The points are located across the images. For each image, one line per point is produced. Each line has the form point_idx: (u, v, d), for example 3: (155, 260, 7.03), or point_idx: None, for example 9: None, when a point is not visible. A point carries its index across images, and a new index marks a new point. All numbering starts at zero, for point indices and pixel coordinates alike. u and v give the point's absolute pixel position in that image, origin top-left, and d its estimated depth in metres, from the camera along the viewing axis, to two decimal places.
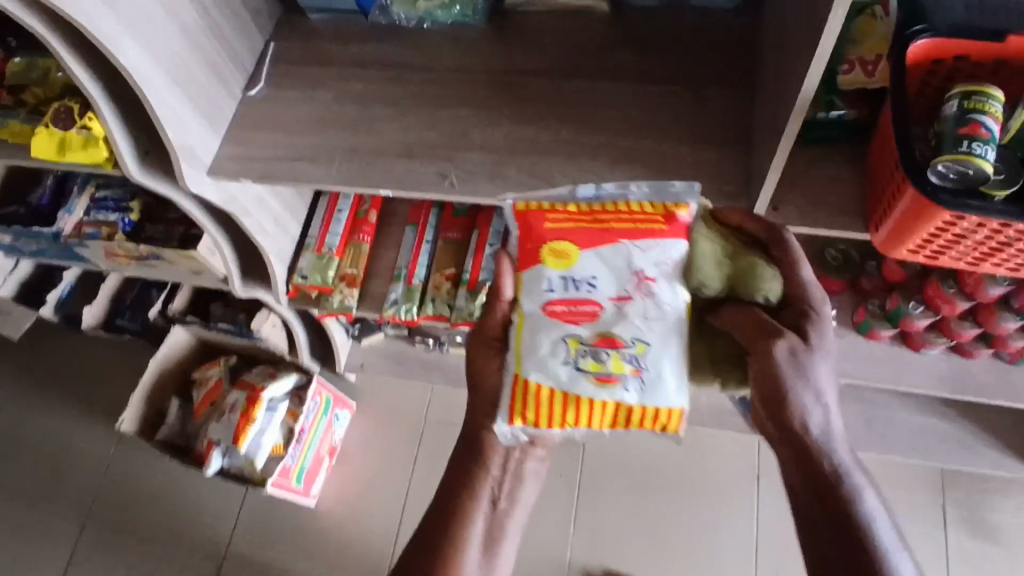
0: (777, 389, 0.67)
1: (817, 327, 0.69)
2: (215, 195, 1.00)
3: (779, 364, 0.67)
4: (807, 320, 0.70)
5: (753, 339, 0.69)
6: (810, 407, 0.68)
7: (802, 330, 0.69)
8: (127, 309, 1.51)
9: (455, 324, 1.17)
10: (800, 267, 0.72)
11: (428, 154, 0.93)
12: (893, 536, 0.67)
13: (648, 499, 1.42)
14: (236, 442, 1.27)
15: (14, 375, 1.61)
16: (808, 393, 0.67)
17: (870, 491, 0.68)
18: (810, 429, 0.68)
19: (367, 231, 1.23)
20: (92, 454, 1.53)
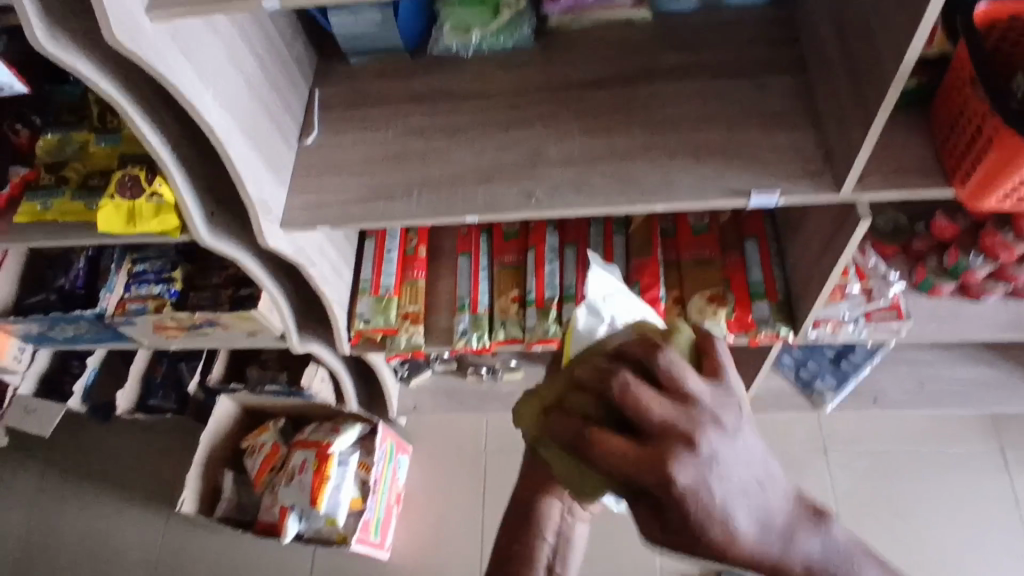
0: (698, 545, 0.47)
1: (719, 501, 0.46)
2: (287, 247, 0.98)
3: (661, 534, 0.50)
4: (715, 482, 0.47)
5: (672, 522, 0.47)
6: (785, 554, 0.47)
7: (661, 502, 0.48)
8: (158, 387, 1.44)
9: (531, 344, 1.17)
10: (646, 415, 0.48)
11: (508, 176, 0.94)
12: None
13: None
14: (314, 505, 1.22)
15: (47, 475, 1.53)
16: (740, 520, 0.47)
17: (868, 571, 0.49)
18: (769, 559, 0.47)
19: (419, 267, 1.22)
20: (145, 545, 1.45)
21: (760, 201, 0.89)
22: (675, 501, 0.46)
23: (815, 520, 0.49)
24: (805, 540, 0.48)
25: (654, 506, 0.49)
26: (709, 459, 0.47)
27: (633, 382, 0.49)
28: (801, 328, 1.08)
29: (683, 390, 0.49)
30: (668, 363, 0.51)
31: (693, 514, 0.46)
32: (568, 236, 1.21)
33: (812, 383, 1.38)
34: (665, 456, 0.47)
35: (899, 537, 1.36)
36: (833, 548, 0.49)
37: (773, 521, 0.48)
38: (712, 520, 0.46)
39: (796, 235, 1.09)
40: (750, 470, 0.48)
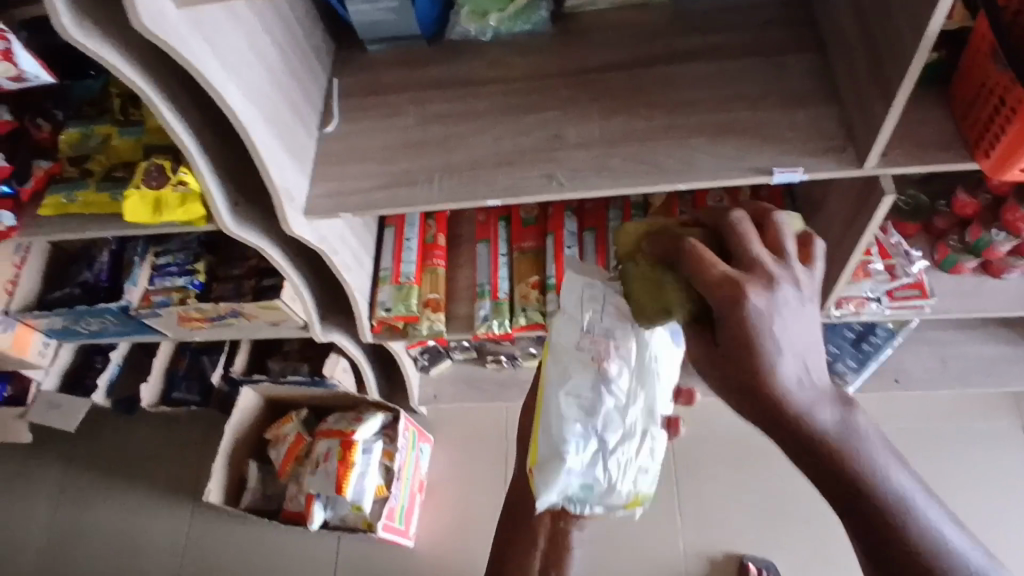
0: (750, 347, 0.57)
1: (770, 332, 0.57)
2: (310, 235, 0.99)
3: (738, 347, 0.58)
4: (774, 319, 0.57)
5: (732, 343, 0.58)
6: (812, 417, 0.56)
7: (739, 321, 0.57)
8: (182, 380, 1.45)
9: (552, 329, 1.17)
10: (709, 265, 0.59)
11: (529, 159, 0.94)
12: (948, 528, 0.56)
13: (747, 476, 1.46)
14: (340, 492, 1.23)
15: (73, 470, 1.54)
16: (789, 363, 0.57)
17: (896, 469, 0.57)
18: (803, 407, 0.56)
19: (439, 256, 1.23)
20: (172, 536, 1.47)
21: (782, 178, 0.88)
22: (740, 323, 0.57)
23: (835, 402, 0.58)
24: (822, 409, 0.57)
25: (727, 340, 0.58)
26: (783, 303, 0.57)
27: (743, 217, 0.62)
28: (824, 307, 1.08)
29: (778, 256, 0.60)
30: (758, 234, 0.61)
31: (752, 338, 0.57)
32: (586, 221, 1.21)
33: (835, 364, 1.36)
34: (738, 285, 0.57)
35: None
36: (841, 425, 0.57)
37: (801, 376, 0.57)
38: (763, 344, 0.57)
39: (817, 215, 1.08)
40: (801, 335, 0.58)
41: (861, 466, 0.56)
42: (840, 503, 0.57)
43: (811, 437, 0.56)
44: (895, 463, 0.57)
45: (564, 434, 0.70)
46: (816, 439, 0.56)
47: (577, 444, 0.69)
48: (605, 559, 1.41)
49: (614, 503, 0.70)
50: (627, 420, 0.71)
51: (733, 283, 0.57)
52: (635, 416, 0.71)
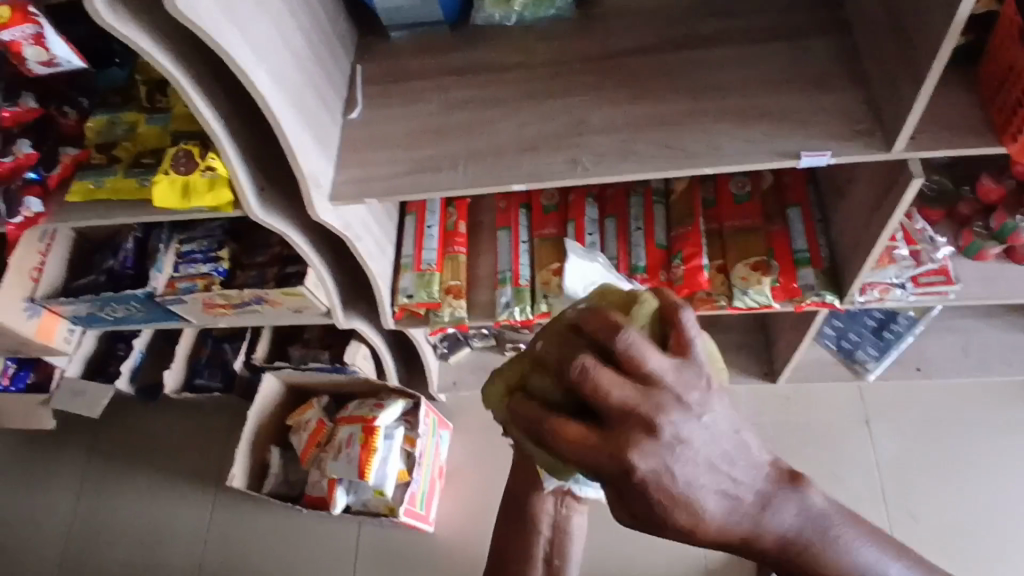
0: (668, 521, 0.44)
1: (682, 482, 0.43)
2: (335, 220, 1.00)
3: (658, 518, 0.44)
4: (678, 460, 0.43)
5: (643, 509, 0.45)
6: (771, 527, 0.44)
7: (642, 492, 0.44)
8: (204, 367, 1.48)
9: None
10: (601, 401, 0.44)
11: (553, 145, 0.94)
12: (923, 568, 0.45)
13: None
14: (363, 477, 1.25)
15: (97, 456, 1.57)
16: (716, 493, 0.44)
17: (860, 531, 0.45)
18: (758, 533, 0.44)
19: (460, 243, 1.23)
20: (195, 521, 1.49)
21: (810, 162, 0.88)
22: (638, 490, 0.44)
23: (784, 485, 0.45)
24: (780, 509, 0.44)
25: (627, 505, 0.46)
26: (672, 445, 0.43)
27: (595, 362, 0.45)
28: (848, 294, 1.08)
29: (647, 367, 0.44)
30: (629, 341, 0.45)
31: (666, 497, 0.43)
32: (607, 208, 1.21)
33: (855, 352, 1.38)
34: (624, 450, 0.43)
35: (944, 504, 1.35)
36: (812, 521, 0.45)
37: (742, 491, 0.44)
38: (677, 499, 0.43)
39: (842, 201, 1.08)
40: (725, 452, 0.44)
41: (837, 559, 0.44)
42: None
43: (774, 551, 0.45)
44: (852, 531, 0.45)
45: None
46: (783, 549, 0.45)
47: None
48: (623, 545, 1.42)
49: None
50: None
51: (621, 453, 0.43)
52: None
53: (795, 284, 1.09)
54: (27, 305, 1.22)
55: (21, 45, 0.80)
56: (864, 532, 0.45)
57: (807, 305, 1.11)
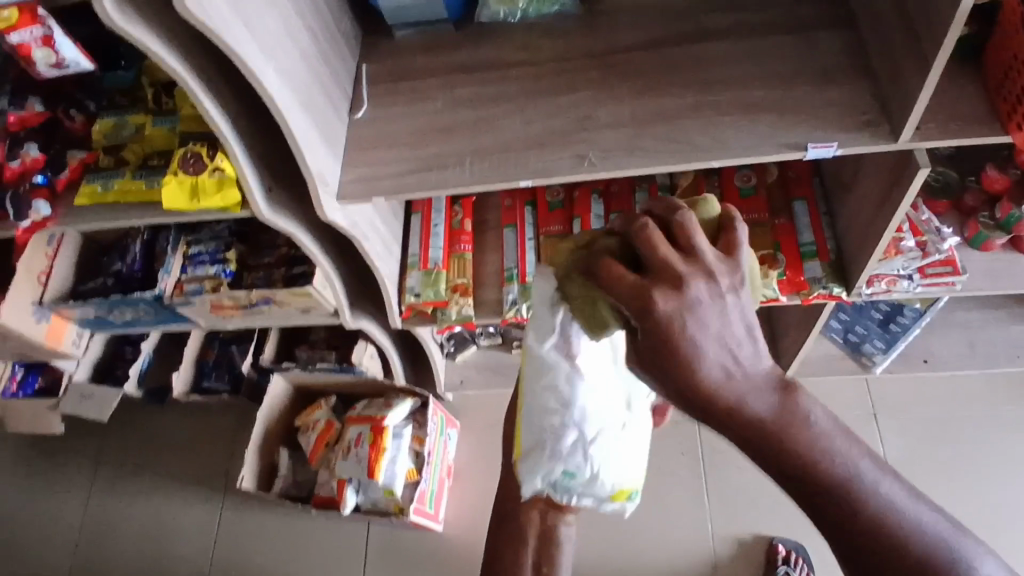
0: (671, 364, 0.48)
1: (696, 338, 0.47)
2: (342, 219, 1.00)
3: (662, 363, 0.49)
4: (696, 321, 0.48)
5: (651, 357, 0.49)
6: (748, 407, 0.48)
7: (652, 335, 0.48)
8: (212, 370, 1.47)
9: None
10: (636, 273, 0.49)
11: (560, 141, 0.94)
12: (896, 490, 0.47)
13: None
14: (373, 476, 1.25)
15: (105, 460, 1.57)
16: (714, 361, 0.48)
17: (841, 441, 0.47)
18: (739, 406, 0.48)
19: (466, 241, 1.23)
20: (204, 523, 1.49)
21: (816, 154, 0.88)
22: (658, 329, 0.48)
23: (769, 379, 0.48)
24: (757, 397, 0.48)
25: (642, 349, 0.50)
26: (699, 305, 0.48)
27: (653, 228, 0.51)
28: (854, 287, 1.08)
29: (694, 245, 0.50)
30: (690, 233, 0.51)
31: (675, 345, 0.48)
32: (612, 204, 1.21)
33: (862, 345, 1.38)
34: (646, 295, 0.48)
35: (952, 496, 1.35)
36: (786, 414, 0.48)
37: (733, 371, 0.48)
38: (687, 351, 0.47)
39: (848, 194, 1.08)
40: (729, 330, 0.48)
41: (811, 458, 0.47)
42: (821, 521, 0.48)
43: (749, 432, 0.48)
44: (835, 438, 0.47)
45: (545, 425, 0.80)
46: (760, 430, 0.48)
47: (552, 434, 0.79)
48: (632, 543, 1.42)
49: (599, 492, 0.80)
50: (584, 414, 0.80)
51: (645, 296, 0.48)
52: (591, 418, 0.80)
53: (802, 278, 1.09)
54: (34, 308, 1.22)
55: (31, 47, 0.80)
56: (840, 440, 0.47)
57: (813, 298, 1.11)
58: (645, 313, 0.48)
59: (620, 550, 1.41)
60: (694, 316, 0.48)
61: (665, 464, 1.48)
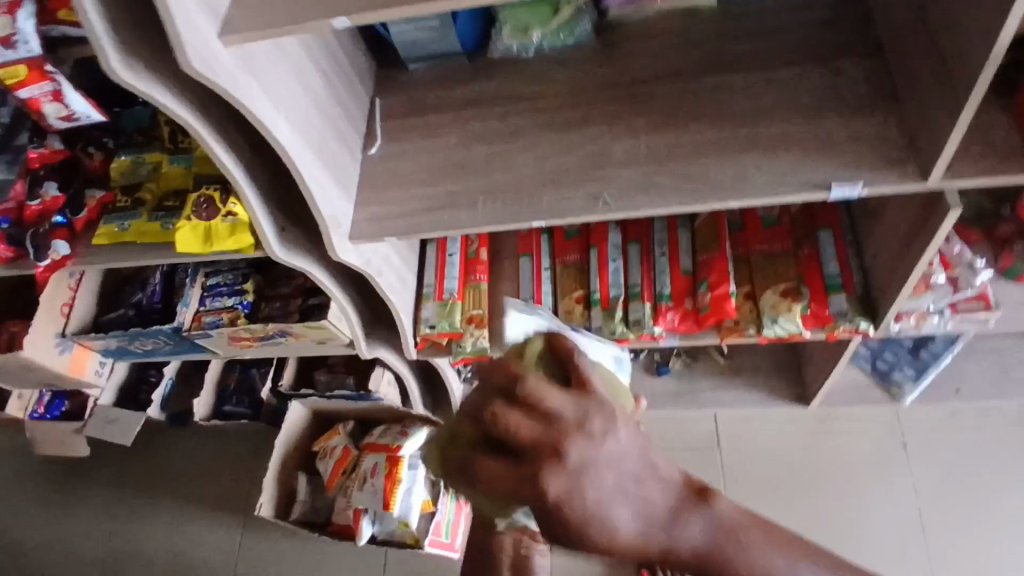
0: (583, 539, 0.43)
1: (598, 506, 0.42)
2: (356, 258, 1.00)
3: (575, 535, 0.43)
4: (590, 486, 0.42)
5: (564, 538, 0.43)
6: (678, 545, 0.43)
7: (559, 517, 0.42)
8: (232, 395, 1.48)
9: None
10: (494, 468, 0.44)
11: (574, 178, 0.92)
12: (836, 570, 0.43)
13: (800, 488, 1.37)
14: (387, 508, 1.23)
15: (129, 481, 1.59)
16: (625, 507, 0.43)
17: (777, 545, 0.44)
18: (665, 548, 0.43)
19: (481, 270, 1.21)
20: (224, 547, 1.51)
21: (841, 194, 0.85)
22: (549, 514, 0.43)
23: (693, 505, 0.44)
24: (687, 526, 0.43)
25: (551, 532, 0.44)
26: (592, 465, 0.42)
27: (502, 402, 0.45)
28: (883, 323, 1.04)
29: (550, 404, 0.44)
30: (527, 387, 0.45)
31: (577, 520, 0.42)
32: (630, 233, 1.19)
33: (890, 373, 1.33)
34: (534, 479, 0.42)
35: (986, 531, 1.30)
36: (722, 530, 0.44)
37: (648, 513, 0.43)
38: (589, 522, 0.42)
39: (876, 225, 1.04)
40: (627, 472, 0.43)
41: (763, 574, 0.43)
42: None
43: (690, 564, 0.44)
44: (775, 544, 0.44)
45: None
46: (697, 562, 0.44)
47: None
48: None
49: None
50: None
51: (528, 480, 0.43)
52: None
53: (826, 313, 1.05)
54: (59, 340, 1.24)
55: (41, 101, 0.81)
56: (786, 554, 0.43)
57: (839, 333, 1.07)
58: (532, 499, 0.43)
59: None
60: (589, 471, 0.42)
61: None
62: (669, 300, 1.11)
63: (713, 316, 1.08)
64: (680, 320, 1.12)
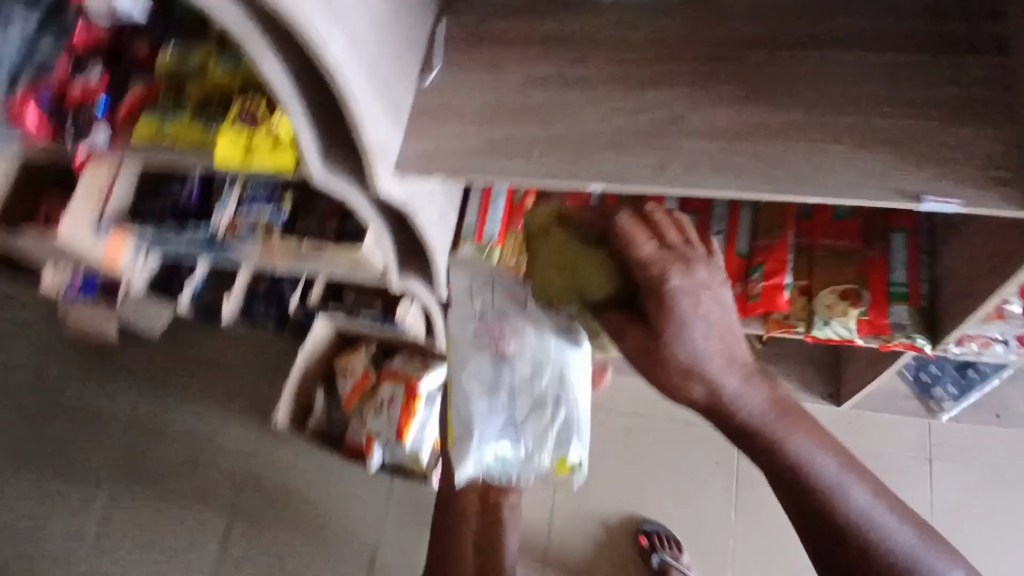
0: (670, 318, 0.68)
1: (694, 309, 0.68)
2: (399, 192, 0.95)
3: (668, 310, 0.69)
4: (700, 294, 0.69)
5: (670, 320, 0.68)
6: (741, 402, 0.65)
7: (664, 292, 0.69)
8: (261, 300, 1.47)
9: None
10: (637, 242, 0.72)
11: (640, 143, 0.85)
12: (844, 481, 0.61)
13: None
14: (401, 438, 1.24)
15: (157, 367, 1.64)
16: (705, 324, 0.68)
17: (818, 451, 0.62)
18: (730, 388, 0.65)
19: (524, 219, 1.18)
20: (241, 443, 1.57)
21: (933, 207, 0.76)
22: (662, 291, 0.69)
23: (760, 382, 0.66)
24: (751, 391, 0.65)
25: (650, 307, 0.70)
26: (698, 281, 0.69)
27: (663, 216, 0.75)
28: (942, 342, 0.97)
29: (693, 239, 0.72)
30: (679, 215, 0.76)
31: (679, 307, 0.68)
32: (689, 203, 1.10)
33: (933, 388, 1.27)
34: (666, 263, 0.70)
35: (1000, 558, 1.26)
36: (774, 409, 0.64)
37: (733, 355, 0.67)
38: (683, 311, 0.68)
39: (959, 236, 0.95)
40: (722, 311, 0.69)
41: (793, 451, 0.62)
42: (781, 491, 0.63)
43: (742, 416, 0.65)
44: (823, 453, 0.62)
45: (471, 412, 0.96)
46: (750, 420, 0.64)
47: (487, 424, 0.96)
48: None
49: (537, 464, 0.97)
50: (540, 390, 0.96)
51: (657, 261, 0.70)
52: (546, 386, 0.96)
53: (882, 321, 0.99)
54: (95, 227, 1.22)
55: None
56: (818, 445, 0.63)
57: (891, 344, 1.01)
58: (656, 273, 0.70)
59: (611, 545, 1.36)
60: (701, 284, 0.69)
61: (698, 468, 1.39)
62: None
63: (763, 306, 1.02)
64: None
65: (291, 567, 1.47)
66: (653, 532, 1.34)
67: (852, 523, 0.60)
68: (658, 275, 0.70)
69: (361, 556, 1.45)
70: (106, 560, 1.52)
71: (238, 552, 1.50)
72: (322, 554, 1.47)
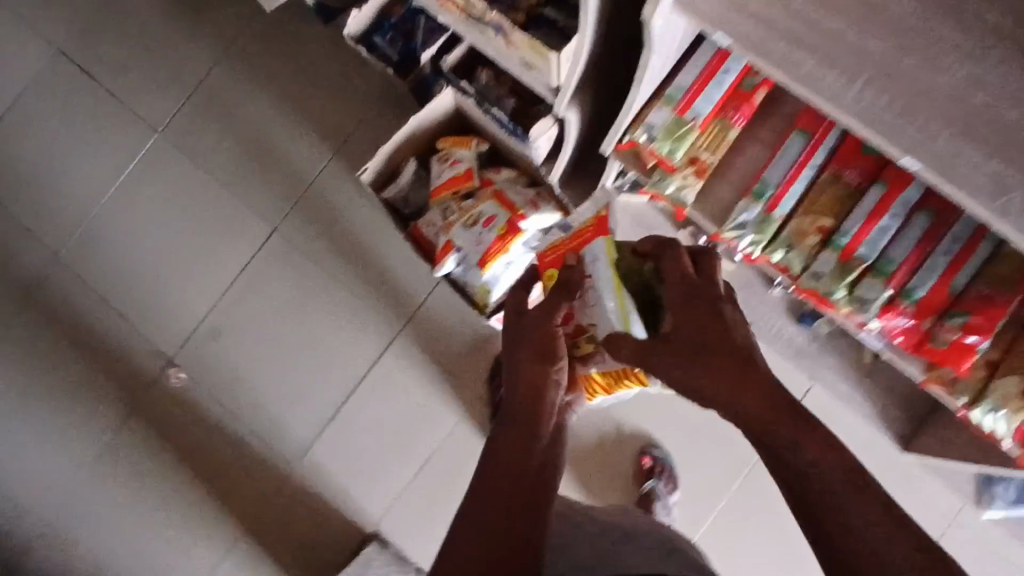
0: (708, 325, 0.69)
1: (725, 321, 0.69)
2: (661, 22, 0.74)
3: (710, 317, 0.69)
4: (732, 315, 0.70)
5: (698, 330, 0.69)
6: (757, 403, 0.64)
7: (704, 302, 0.70)
8: (388, 29, 1.28)
9: (799, 289, 0.93)
10: (681, 262, 0.74)
11: (991, 138, 0.60)
12: (847, 485, 0.59)
13: None
14: (482, 266, 1.12)
15: (254, 43, 1.46)
16: (734, 332, 0.68)
17: (822, 450, 0.60)
18: (749, 390, 0.65)
19: (744, 113, 0.94)
20: (308, 167, 1.44)
21: None
22: (698, 305, 0.70)
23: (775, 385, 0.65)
24: (766, 389, 0.65)
25: (689, 325, 0.70)
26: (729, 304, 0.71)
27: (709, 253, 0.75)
28: None
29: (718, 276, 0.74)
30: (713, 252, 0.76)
31: (707, 323, 0.69)
32: (931, 198, 0.89)
33: (994, 484, 1.23)
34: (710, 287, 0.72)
35: None
36: (793, 410, 0.63)
37: (746, 369, 0.66)
38: (714, 322, 0.69)
39: None
40: (742, 332, 0.69)
41: (797, 450, 0.61)
42: (792, 492, 0.61)
43: (751, 417, 0.64)
44: (836, 455, 0.60)
45: None
46: (759, 418, 0.64)
47: None
48: None
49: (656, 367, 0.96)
50: None
51: (704, 279, 0.73)
52: None
53: None
54: None
55: None
56: (835, 451, 0.60)
57: None
58: (693, 285, 0.71)
59: (614, 449, 1.34)
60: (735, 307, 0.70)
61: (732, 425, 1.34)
62: (912, 306, 0.88)
63: (940, 356, 0.88)
64: (901, 331, 0.91)
65: (309, 307, 1.44)
66: (660, 460, 1.31)
67: (857, 529, 0.57)
68: (706, 289, 0.71)
69: (380, 333, 1.42)
70: (137, 208, 1.48)
71: (264, 269, 1.45)
72: (344, 312, 1.43)
